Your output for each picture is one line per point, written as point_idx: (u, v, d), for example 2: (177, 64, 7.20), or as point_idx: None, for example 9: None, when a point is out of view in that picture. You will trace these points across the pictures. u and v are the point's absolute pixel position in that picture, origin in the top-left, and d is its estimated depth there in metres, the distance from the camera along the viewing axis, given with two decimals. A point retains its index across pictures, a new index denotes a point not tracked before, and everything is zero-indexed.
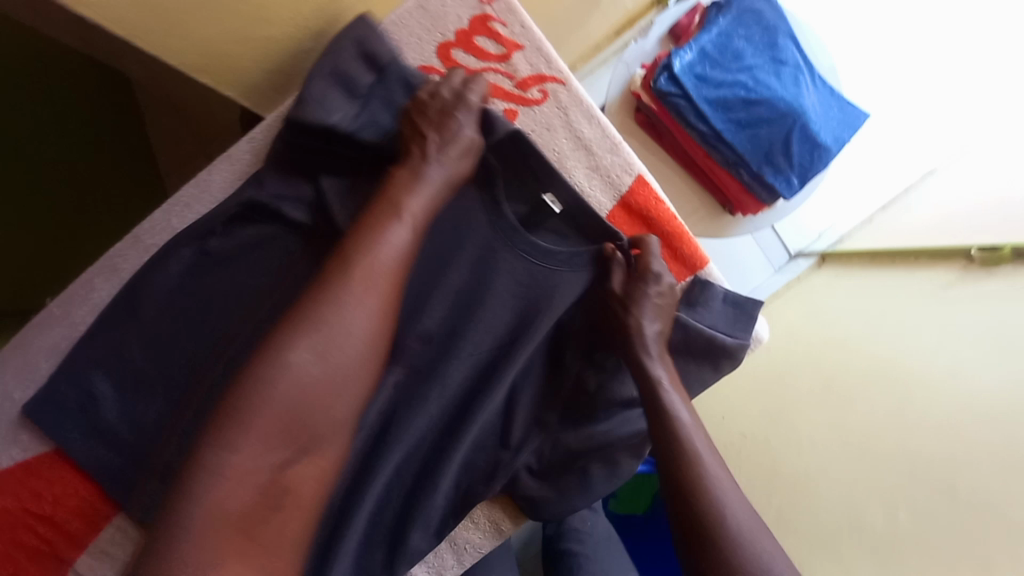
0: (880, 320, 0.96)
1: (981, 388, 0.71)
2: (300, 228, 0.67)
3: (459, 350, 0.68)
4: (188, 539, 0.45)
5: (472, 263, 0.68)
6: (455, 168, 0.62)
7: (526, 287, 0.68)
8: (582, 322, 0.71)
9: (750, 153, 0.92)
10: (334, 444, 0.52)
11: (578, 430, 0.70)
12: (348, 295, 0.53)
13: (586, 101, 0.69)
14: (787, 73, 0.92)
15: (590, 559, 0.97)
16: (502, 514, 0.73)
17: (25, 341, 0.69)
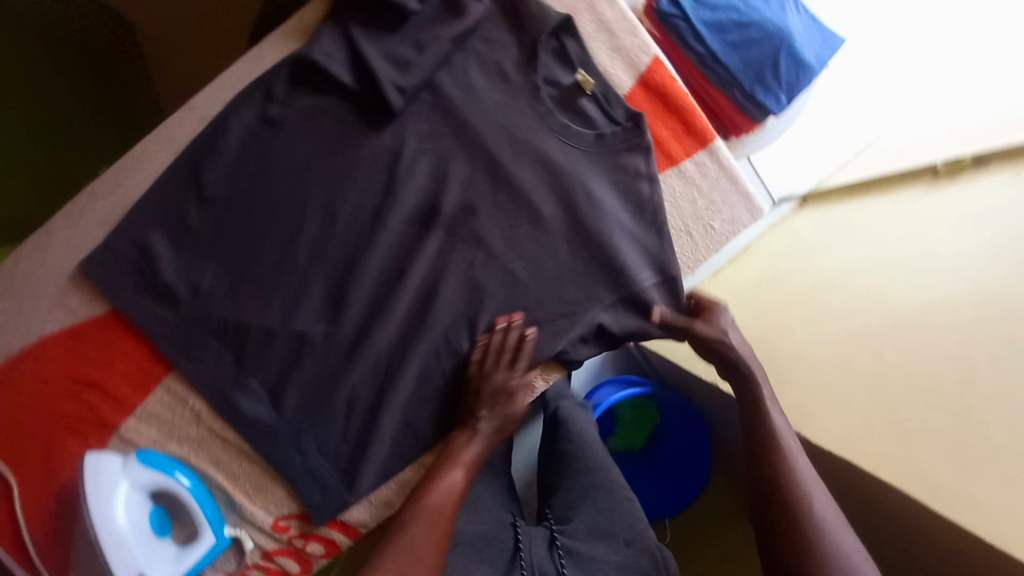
0: (855, 230, 1.07)
1: (955, 257, 0.86)
2: (350, 82, 0.70)
3: (508, 220, 0.75)
4: None
5: (516, 139, 0.74)
6: (515, 350, 0.74)
7: (564, 162, 0.75)
8: (618, 198, 0.76)
9: (744, 72, 1.01)
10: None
11: (621, 306, 0.77)
12: (403, 529, 0.65)
13: None
14: (775, 1, 1.02)
15: (582, 457, 0.91)
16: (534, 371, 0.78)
17: (83, 207, 0.74)
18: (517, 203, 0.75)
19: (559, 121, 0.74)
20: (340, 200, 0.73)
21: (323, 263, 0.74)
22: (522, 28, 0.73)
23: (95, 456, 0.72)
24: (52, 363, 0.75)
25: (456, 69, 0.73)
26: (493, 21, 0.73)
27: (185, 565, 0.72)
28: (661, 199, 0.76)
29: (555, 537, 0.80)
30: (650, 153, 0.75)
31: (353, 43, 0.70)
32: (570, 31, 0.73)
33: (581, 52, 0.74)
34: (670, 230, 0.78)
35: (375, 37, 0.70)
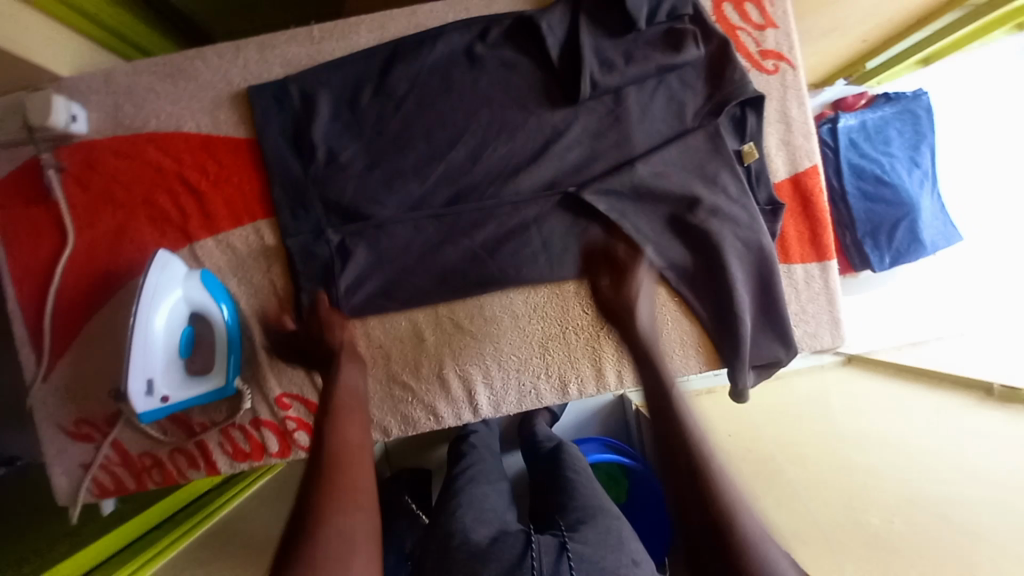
0: (888, 410, 1.06)
1: (986, 470, 0.82)
2: (557, 58, 0.75)
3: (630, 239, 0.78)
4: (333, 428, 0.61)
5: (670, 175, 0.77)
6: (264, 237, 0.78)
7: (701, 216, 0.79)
8: (737, 259, 0.77)
9: (862, 222, 1.07)
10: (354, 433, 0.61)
11: (682, 327, 0.81)
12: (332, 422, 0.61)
13: (798, 90, 0.81)
14: (918, 175, 1.06)
15: (584, 482, 0.95)
16: (574, 377, 0.82)
17: (277, 43, 0.79)
18: (646, 228, 0.79)
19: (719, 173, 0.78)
20: (492, 149, 0.77)
21: (448, 190, 0.77)
22: (718, 82, 0.77)
23: (168, 254, 0.73)
24: (170, 156, 0.78)
25: (645, 92, 0.78)
26: (697, 68, 0.78)
27: (190, 390, 0.73)
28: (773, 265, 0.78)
29: (564, 539, 0.78)
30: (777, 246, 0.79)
31: (575, 28, 0.76)
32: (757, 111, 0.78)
33: (756, 129, 0.79)
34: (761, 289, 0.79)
35: (596, 30, 0.75)
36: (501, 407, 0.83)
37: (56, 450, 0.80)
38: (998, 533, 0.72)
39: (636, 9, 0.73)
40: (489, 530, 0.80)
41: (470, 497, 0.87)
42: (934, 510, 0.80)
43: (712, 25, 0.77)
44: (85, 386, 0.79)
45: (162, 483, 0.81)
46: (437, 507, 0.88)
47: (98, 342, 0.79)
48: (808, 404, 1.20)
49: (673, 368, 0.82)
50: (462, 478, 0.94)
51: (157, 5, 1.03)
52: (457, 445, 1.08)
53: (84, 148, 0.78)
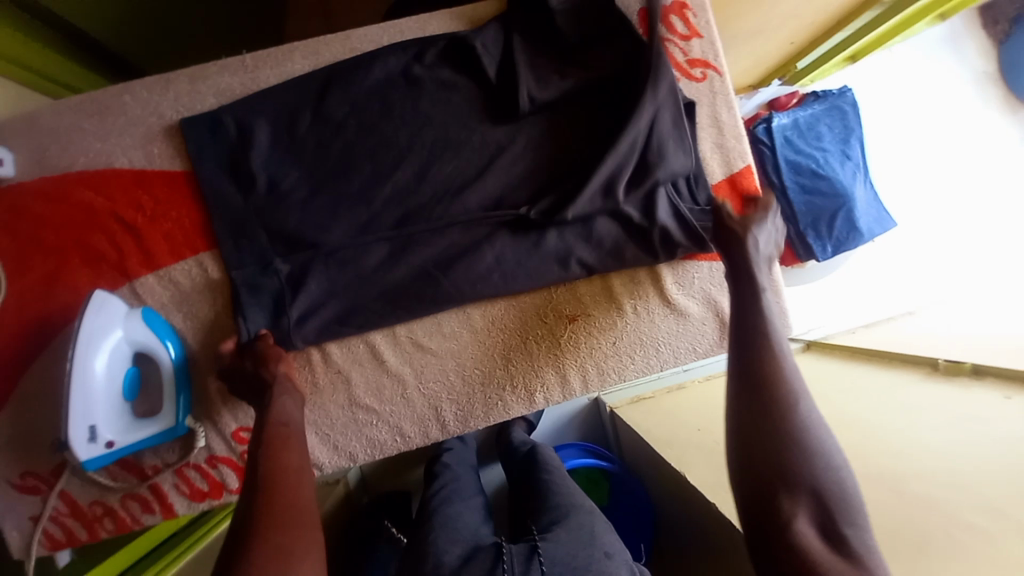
0: (846, 390, 1.09)
1: (934, 445, 0.85)
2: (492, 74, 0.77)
3: (584, 250, 0.79)
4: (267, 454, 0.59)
5: (620, 180, 0.75)
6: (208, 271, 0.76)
7: (659, 216, 0.78)
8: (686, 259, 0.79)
9: (804, 215, 1.12)
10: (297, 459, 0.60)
11: (639, 327, 0.83)
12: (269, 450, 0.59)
13: (727, 95, 0.86)
14: (850, 167, 1.12)
15: (558, 483, 0.95)
16: (538, 385, 0.83)
17: (209, 73, 0.78)
18: (602, 240, 0.79)
19: (663, 173, 0.77)
20: (437, 167, 0.78)
21: (395, 210, 0.77)
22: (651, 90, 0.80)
23: (105, 294, 0.70)
24: (104, 194, 0.75)
25: (582, 103, 0.80)
26: None
27: (137, 433, 0.70)
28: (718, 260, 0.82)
29: (535, 543, 0.78)
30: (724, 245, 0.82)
31: (509, 45, 0.78)
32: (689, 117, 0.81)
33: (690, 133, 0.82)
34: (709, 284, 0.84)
35: (530, 49, 0.78)
36: (469, 422, 0.82)
37: (4, 506, 0.76)
38: (953, 504, 0.74)
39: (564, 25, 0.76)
40: (462, 548, 0.79)
41: (445, 517, 0.85)
42: (890, 488, 0.82)
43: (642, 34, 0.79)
44: (24, 440, 0.75)
45: (115, 532, 0.78)
46: (412, 537, 0.85)
47: (35, 392, 0.75)
48: None
49: (633, 369, 0.84)
50: (436, 496, 0.92)
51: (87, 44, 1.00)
52: (431, 465, 1.06)
53: (11, 191, 0.75)
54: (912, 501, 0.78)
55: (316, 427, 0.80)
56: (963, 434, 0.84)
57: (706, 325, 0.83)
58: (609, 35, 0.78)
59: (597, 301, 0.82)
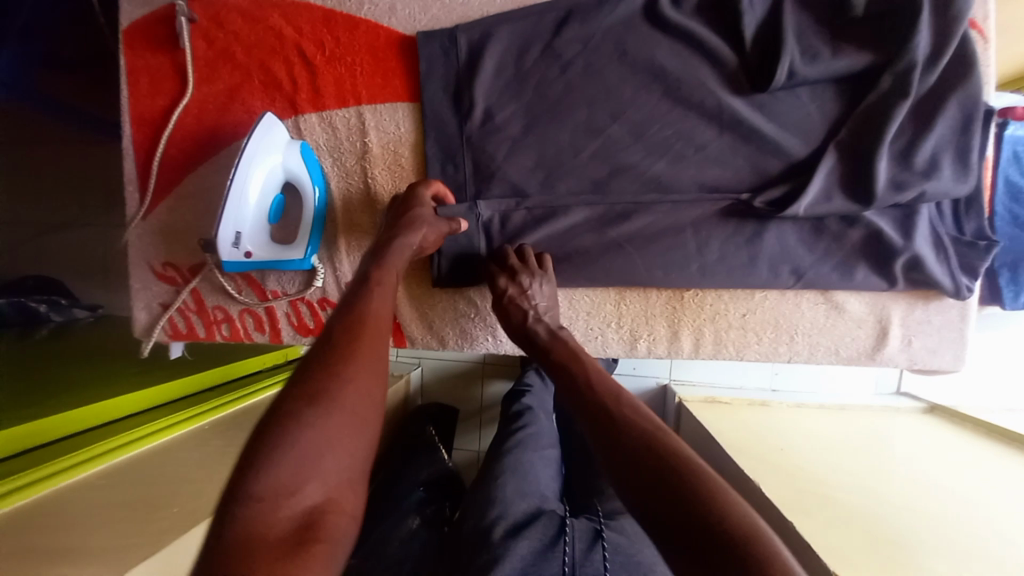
0: (976, 472, 0.94)
1: None
2: None
3: (805, 253, 0.70)
4: (363, 293, 0.56)
5: (877, 186, 0.64)
6: (386, 127, 0.77)
7: (914, 241, 0.66)
8: (866, 246, 0.68)
9: (997, 252, 0.84)
10: (379, 303, 0.55)
11: (775, 306, 0.74)
12: (365, 287, 0.57)
13: (988, 66, 0.68)
14: None
15: None
16: (644, 333, 0.77)
17: None
18: (828, 248, 0.69)
19: (932, 189, 0.64)
20: (618, 74, 0.71)
21: (556, 108, 0.73)
22: (946, 88, 0.63)
23: (273, 118, 0.73)
24: (293, 24, 0.77)
25: (812, 30, 0.65)
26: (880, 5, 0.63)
27: (272, 254, 0.75)
28: (931, 261, 0.66)
29: (600, 526, 0.72)
30: (935, 248, 0.67)
31: (781, 5, 0.66)
32: (938, 72, 0.63)
33: (936, 88, 0.64)
34: (920, 280, 0.68)
35: (801, 12, 0.65)
36: None
37: (140, 286, 0.85)
38: None
39: None
40: (529, 504, 0.76)
41: (516, 465, 0.83)
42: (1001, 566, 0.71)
43: None
44: (176, 234, 0.83)
45: (229, 338, 0.85)
46: (482, 471, 0.85)
47: (196, 194, 0.82)
48: (868, 438, 1.11)
49: (755, 349, 0.76)
50: (514, 442, 0.90)
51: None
52: (512, 405, 1.04)
53: (217, 4, 0.79)
54: None
55: (416, 300, 0.81)
56: None
57: (857, 325, 0.72)
58: None
59: (743, 268, 0.71)
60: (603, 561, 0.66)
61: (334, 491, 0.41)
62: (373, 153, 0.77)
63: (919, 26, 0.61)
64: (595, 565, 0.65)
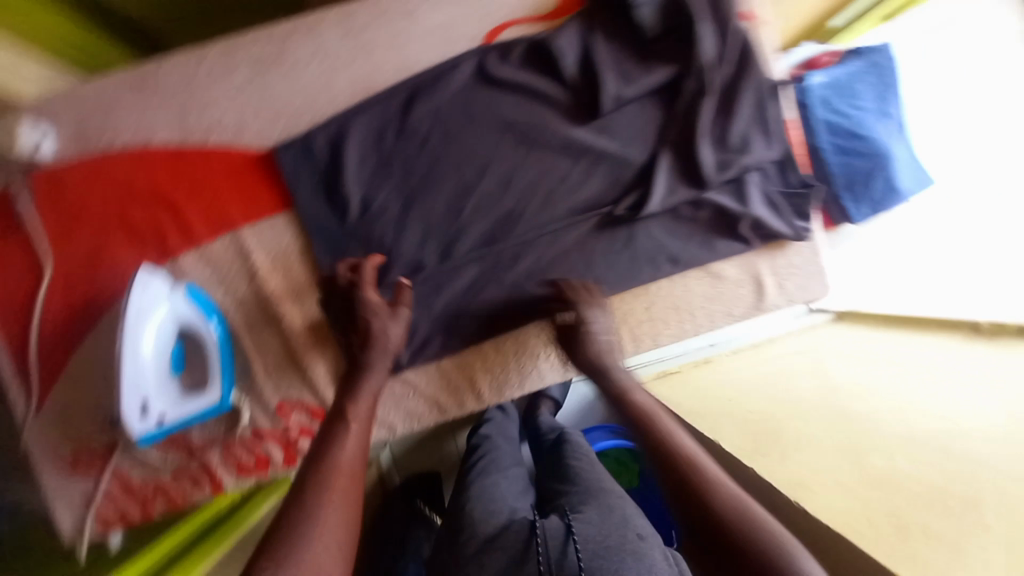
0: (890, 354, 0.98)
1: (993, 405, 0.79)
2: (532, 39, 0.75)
3: (673, 241, 0.79)
4: (334, 432, 0.60)
5: (705, 170, 0.75)
6: (269, 247, 0.75)
7: (751, 206, 0.77)
8: (720, 221, 0.78)
9: (838, 177, 1.07)
10: (349, 441, 0.59)
11: (670, 292, 0.82)
12: (338, 427, 0.60)
13: (767, 47, 0.79)
14: (889, 125, 1.06)
15: (587, 466, 0.92)
16: (571, 353, 0.82)
17: (236, 45, 0.75)
18: (690, 230, 0.79)
19: (750, 161, 0.76)
20: (471, 136, 0.77)
21: (426, 180, 0.76)
22: (738, 77, 0.76)
23: (149, 271, 0.71)
24: (143, 173, 0.76)
25: (621, 59, 0.75)
26: (667, 27, 0.74)
27: (186, 408, 0.72)
28: (769, 218, 0.78)
29: (569, 522, 0.72)
30: (771, 206, 0.78)
31: (588, 43, 0.74)
32: (726, 69, 0.75)
33: (730, 80, 0.76)
34: (766, 236, 0.79)
35: (611, 44, 0.74)
36: (505, 392, 0.82)
37: (55, 487, 0.78)
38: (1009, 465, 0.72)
39: None
40: (495, 521, 0.77)
41: (480, 490, 0.86)
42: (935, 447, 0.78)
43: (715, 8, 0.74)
44: (80, 419, 0.78)
45: (168, 509, 0.80)
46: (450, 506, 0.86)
47: (86, 372, 0.77)
48: (800, 353, 1.14)
49: (668, 333, 0.83)
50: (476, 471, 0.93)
51: (119, 15, 0.92)
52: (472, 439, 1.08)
53: (55, 175, 0.76)
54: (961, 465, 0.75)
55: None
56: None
57: (737, 285, 0.82)
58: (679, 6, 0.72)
59: (633, 269, 0.79)
60: (578, 561, 0.65)
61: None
62: (260, 274, 0.76)
63: (698, 39, 0.73)
64: (570, 566, 0.65)
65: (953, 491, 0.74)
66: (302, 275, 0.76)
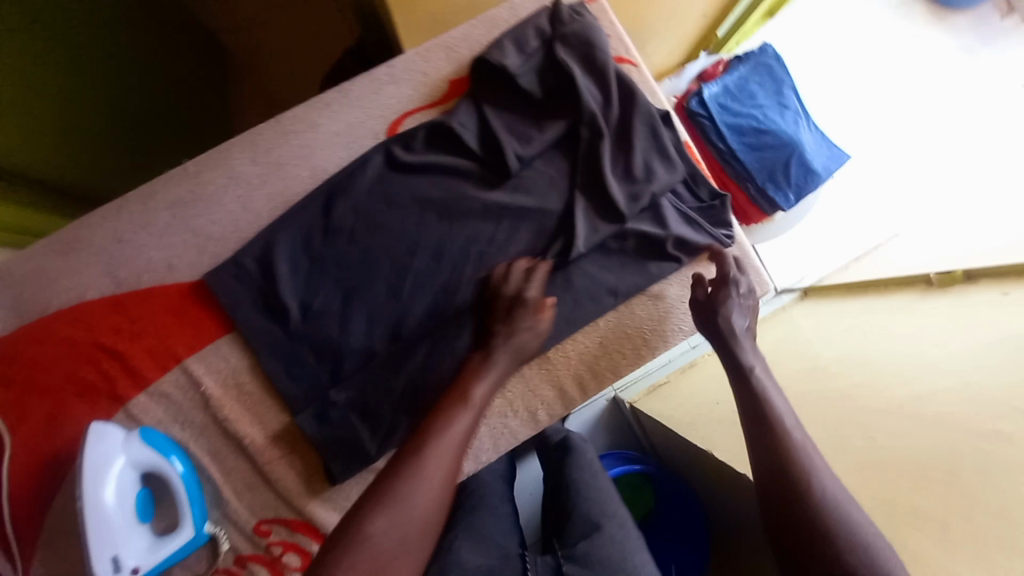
0: (853, 326, 1.06)
1: (952, 357, 0.81)
2: (431, 125, 0.80)
3: (608, 275, 0.81)
4: (444, 407, 0.65)
5: (620, 206, 0.79)
6: (217, 372, 0.76)
7: (671, 227, 0.81)
8: (646, 246, 0.82)
9: (756, 170, 1.14)
10: (460, 422, 0.63)
11: (619, 321, 0.82)
12: (455, 405, 0.65)
13: (648, 83, 0.86)
14: (789, 115, 1.15)
15: (589, 477, 0.93)
16: (539, 404, 0.81)
17: (156, 188, 0.79)
18: (622, 261, 0.82)
19: (658, 188, 0.80)
20: (393, 221, 0.79)
21: (360, 271, 0.78)
22: (627, 115, 0.81)
23: (101, 424, 0.70)
24: (83, 326, 0.77)
25: (517, 124, 0.80)
26: (550, 87, 0.79)
27: (161, 553, 0.70)
28: (690, 233, 0.82)
29: (558, 561, 0.83)
30: (688, 223, 0.82)
31: (483, 116, 0.80)
32: (615, 109, 0.80)
33: (622, 119, 0.81)
34: (695, 248, 0.82)
35: (504, 112, 0.80)
36: (481, 458, 0.81)
37: None
38: (981, 415, 0.71)
39: (498, 57, 0.78)
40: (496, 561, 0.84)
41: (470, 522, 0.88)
42: (908, 414, 0.80)
43: (590, 60, 0.79)
44: None
45: None
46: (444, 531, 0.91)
47: (57, 538, 0.75)
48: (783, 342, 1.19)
49: (628, 363, 0.82)
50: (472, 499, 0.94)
51: (65, 178, 1.03)
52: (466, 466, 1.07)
53: None
54: (938, 424, 0.75)
55: (325, 497, 0.76)
56: (979, 340, 0.80)
57: (682, 300, 0.83)
58: (557, 68, 0.79)
59: (577, 312, 0.81)
60: None
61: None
62: (213, 399, 0.76)
63: (580, 92, 0.78)
64: None
65: (930, 458, 0.73)
66: (255, 392, 0.76)
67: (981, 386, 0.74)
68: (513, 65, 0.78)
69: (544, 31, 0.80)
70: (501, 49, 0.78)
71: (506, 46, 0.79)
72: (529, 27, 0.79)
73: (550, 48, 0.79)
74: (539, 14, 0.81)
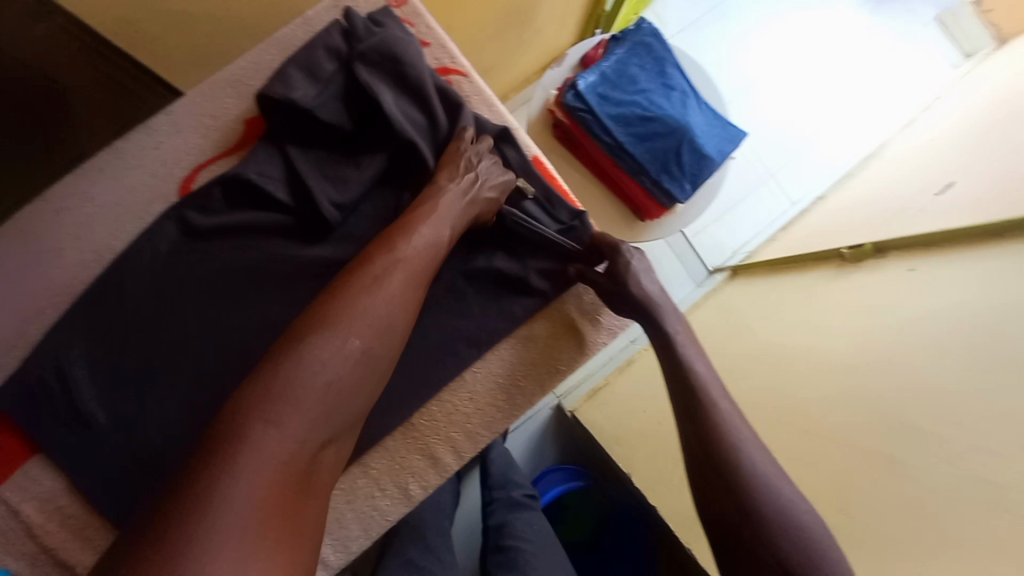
0: (773, 313, 1.00)
1: (857, 354, 0.74)
2: (226, 179, 0.68)
3: (462, 322, 0.72)
4: (408, 223, 0.62)
5: None
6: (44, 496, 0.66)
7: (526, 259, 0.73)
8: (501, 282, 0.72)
9: (648, 161, 1.04)
10: (426, 242, 0.62)
11: (488, 369, 0.73)
12: (421, 225, 0.62)
13: (483, 95, 0.77)
14: (676, 97, 1.05)
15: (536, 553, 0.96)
16: (408, 476, 0.71)
17: None
18: (476, 302, 0.72)
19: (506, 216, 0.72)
20: (206, 294, 0.68)
21: (173, 357, 0.67)
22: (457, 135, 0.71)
23: None
24: None
25: (330, 163, 0.69)
26: (358, 114, 0.68)
27: None
28: (552, 261, 0.73)
29: None
30: (546, 249, 0.74)
31: (287, 160, 0.68)
32: (442, 129, 0.70)
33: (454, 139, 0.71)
34: (559, 276, 0.74)
35: (310, 152, 0.68)
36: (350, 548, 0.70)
37: None
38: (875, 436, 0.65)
39: (285, 88, 0.66)
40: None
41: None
42: (811, 429, 0.74)
43: (397, 75, 0.68)
44: None
45: None
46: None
47: None
48: (718, 331, 1.11)
49: (502, 416, 0.74)
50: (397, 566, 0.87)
51: None
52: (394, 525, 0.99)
53: None
54: (835, 438, 0.70)
55: None
56: (890, 335, 0.72)
57: (554, 337, 0.75)
58: (360, 91, 0.67)
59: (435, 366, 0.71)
60: None
61: (336, 437, 0.53)
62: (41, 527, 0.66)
63: (389, 115, 0.66)
64: None
65: (829, 474, 0.68)
66: (78, 513, 0.66)
67: (882, 391, 0.67)
68: (305, 95, 0.66)
69: (338, 50, 0.68)
70: (290, 79, 0.66)
71: (295, 74, 0.67)
72: (320, 49, 0.68)
73: (348, 69, 0.67)
74: (331, 30, 0.69)
